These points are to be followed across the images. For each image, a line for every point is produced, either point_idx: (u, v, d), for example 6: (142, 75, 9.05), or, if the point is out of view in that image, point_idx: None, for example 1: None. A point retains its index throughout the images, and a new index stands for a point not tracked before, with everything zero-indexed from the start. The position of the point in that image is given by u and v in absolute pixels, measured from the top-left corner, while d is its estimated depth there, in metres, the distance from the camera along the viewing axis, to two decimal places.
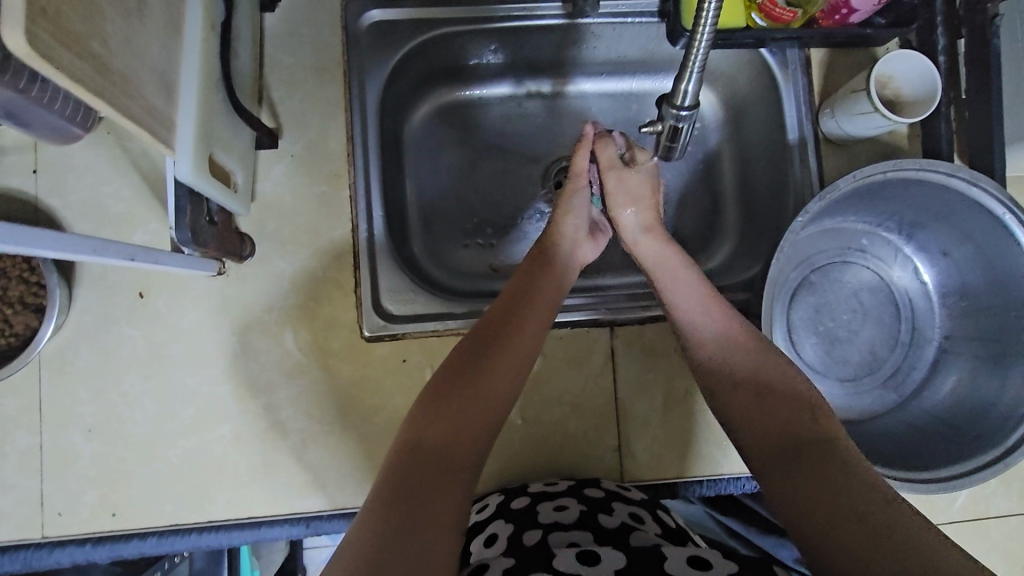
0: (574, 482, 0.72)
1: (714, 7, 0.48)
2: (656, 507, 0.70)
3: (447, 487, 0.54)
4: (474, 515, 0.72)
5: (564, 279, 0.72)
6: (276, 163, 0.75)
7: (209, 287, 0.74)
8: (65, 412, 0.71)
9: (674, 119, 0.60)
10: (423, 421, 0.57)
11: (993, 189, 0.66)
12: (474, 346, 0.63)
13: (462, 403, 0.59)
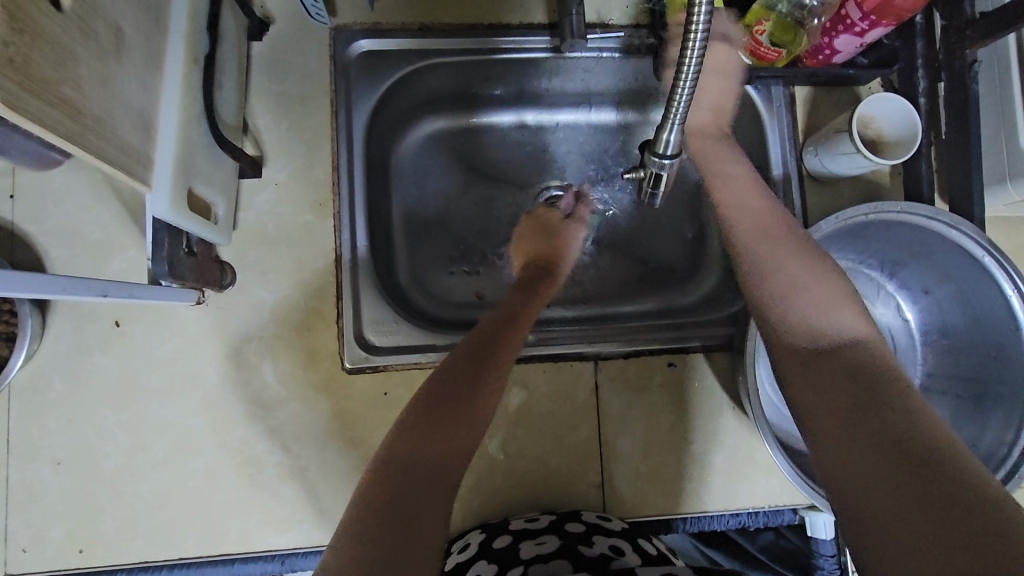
0: (555, 517, 0.71)
1: (698, 49, 0.51)
2: (636, 536, 0.69)
3: (429, 505, 0.52)
4: (455, 555, 0.69)
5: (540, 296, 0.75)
6: (260, 191, 0.75)
7: (187, 317, 0.72)
8: (34, 444, 0.69)
9: (658, 167, 0.64)
10: (419, 423, 0.58)
11: (973, 232, 0.67)
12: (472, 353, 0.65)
13: (459, 408, 0.60)
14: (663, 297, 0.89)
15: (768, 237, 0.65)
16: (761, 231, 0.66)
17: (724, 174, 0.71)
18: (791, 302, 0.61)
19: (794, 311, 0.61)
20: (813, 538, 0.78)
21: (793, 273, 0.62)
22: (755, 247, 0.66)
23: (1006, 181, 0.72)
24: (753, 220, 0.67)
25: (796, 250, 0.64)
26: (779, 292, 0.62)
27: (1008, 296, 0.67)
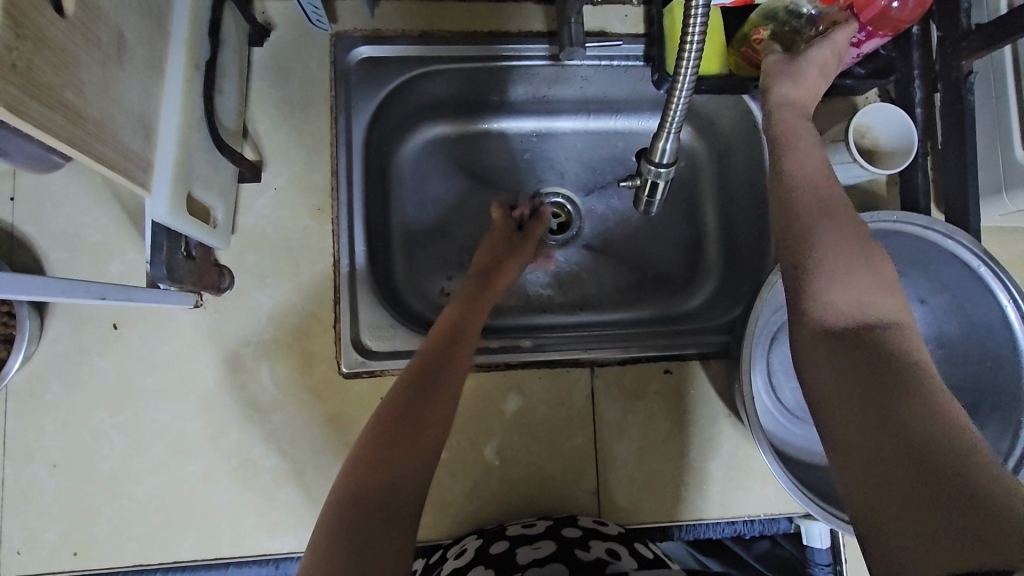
0: (552, 522, 0.71)
1: (697, 44, 0.52)
2: (633, 540, 0.69)
3: (392, 525, 0.53)
4: (450, 560, 0.68)
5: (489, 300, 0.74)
6: (259, 196, 0.75)
7: (185, 320, 0.73)
8: (30, 445, 0.69)
9: (654, 175, 0.65)
10: (367, 458, 0.55)
11: (968, 242, 0.67)
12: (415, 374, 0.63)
13: (407, 437, 0.58)
14: (661, 304, 0.90)
15: (823, 206, 0.58)
16: (821, 201, 0.58)
17: (800, 141, 0.63)
18: (842, 283, 0.54)
19: (842, 296, 0.54)
20: (807, 547, 0.79)
21: (842, 250, 0.55)
22: (804, 217, 0.58)
23: (1002, 192, 0.72)
24: (813, 189, 0.59)
25: (851, 227, 0.57)
26: (829, 270, 0.55)
27: (1003, 307, 0.68)
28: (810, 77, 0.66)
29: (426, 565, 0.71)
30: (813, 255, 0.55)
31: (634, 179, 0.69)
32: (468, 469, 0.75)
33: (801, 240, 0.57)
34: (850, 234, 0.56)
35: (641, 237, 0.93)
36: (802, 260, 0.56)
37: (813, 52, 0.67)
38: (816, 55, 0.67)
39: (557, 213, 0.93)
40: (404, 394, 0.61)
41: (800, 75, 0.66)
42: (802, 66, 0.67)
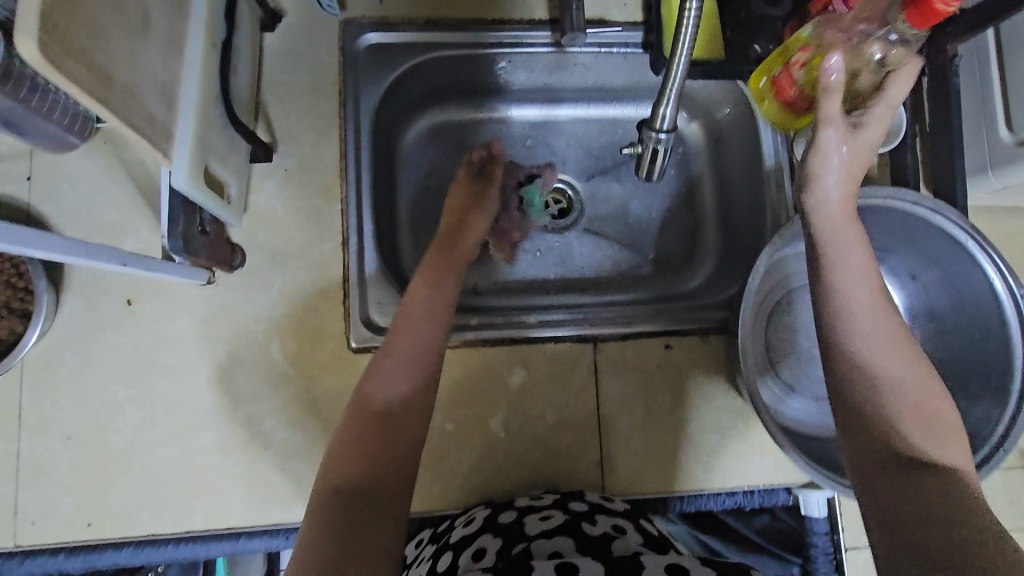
0: (558, 497, 0.73)
1: (694, 14, 0.57)
2: (638, 517, 0.71)
3: (382, 515, 0.55)
4: (459, 528, 0.70)
5: (456, 273, 0.76)
6: (269, 176, 0.77)
7: (197, 296, 0.74)
8: (45, 418, 0.71)
9: (655, 141, 0.71)
10: (355, 446, 0.58)
11: (955, 217, 0.69)
12: (396, 358, 0.65)
13: (396, 429, 0.61)
14: (660, 286, 0.92)
15: (876, 308, 0.60)
16: (876, 304, 0.60)
17: (852, 249, 0.63)
18: (898, 398, 0.55)
19: (908, 411, 0.55)
20: (806, 517, 0.80)
21: (897, 363, 0.58)
22: (861, 320, 0.60)
23: (988, 170, 0.75)
24: (872, 302, 0.60)
25: (896, 334, 0.60)
26: (884, 384, 0.56)
27: (990, 278, 0.70)
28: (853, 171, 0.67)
29: (435, 533, 0.73)
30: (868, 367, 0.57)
31: (635, 147, 0.75)
32: (474, 442, 0.77)
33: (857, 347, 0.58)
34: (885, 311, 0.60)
35: (641, 222, 0.96)
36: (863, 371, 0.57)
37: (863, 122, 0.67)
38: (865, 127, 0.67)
39: (558, 199, 0.96)
40: (387, 377, 0.64)
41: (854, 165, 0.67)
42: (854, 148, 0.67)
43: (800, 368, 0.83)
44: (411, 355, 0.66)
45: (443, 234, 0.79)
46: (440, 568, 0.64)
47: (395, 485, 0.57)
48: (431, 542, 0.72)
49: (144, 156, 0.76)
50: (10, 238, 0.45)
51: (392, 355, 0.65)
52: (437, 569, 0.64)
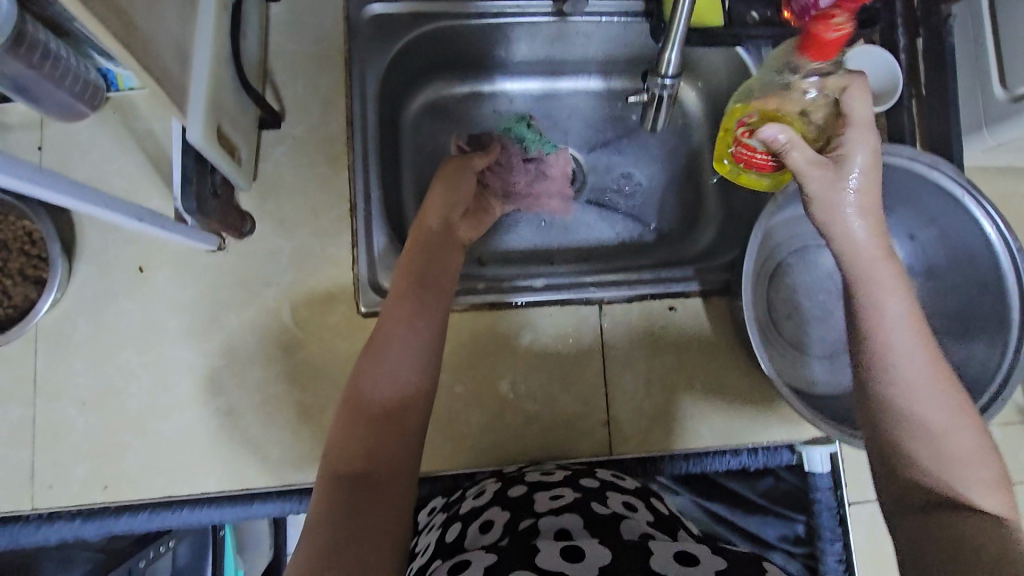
0: (569, 473, 0.73)
1: None
2: (649, 496, 0.71)
3: (382, 511, 0.56)
4: (470, 499, 0.71)
5: (448, 264, 0.75)
6: (278, 145, 0.78)
7: (208, 263, 0.75)
8: (60, 383, 0.71)
9: (660, 87, 0.70)
10: (355, 429, 0.60)
11: (952, 172, 0.71)
12: (391, 343, 0.66)
13: (394, 416, 0.62)
14: (663, 254, 0.94)
15: (913, 341, 0.55)
16: (910, 334, 0.55)
17: (883, 279, 0.58)
18: (930, 436, 0.52)
19: (943, 453, 0.51)
20: (809, 472, 0.82)
21: (937, 396, 0.53)
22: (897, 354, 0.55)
23: (983, 128, 0.77)
24: (907, 334, 0.55)
25: (935, 363, 0.55)
26: (917, 421, 0.52)
27: (987, 233, 0.72)
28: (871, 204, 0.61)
29: (446, 502, 0.73)
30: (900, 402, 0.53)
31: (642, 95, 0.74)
32: (484, 405, 0.78)
33: (891, 390, 0.54)
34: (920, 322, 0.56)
35: (643, 192, 0.97)
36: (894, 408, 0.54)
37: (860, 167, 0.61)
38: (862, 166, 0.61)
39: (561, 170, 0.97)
40: (382, 361, 0.64)
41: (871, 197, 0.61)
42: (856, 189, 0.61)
43: (801, 328, 0.84)
44: (404, 356, 0.66)
45: (428, 217, 0.78)
46: (449, 537, 0.65)
47: (396, 473, 0.59)
48: (442, 510, 0.72)
49: (153, 126, 0.77)
50: (30, 177, 0.46)
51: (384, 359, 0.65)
52: (447, 537, 0.65)
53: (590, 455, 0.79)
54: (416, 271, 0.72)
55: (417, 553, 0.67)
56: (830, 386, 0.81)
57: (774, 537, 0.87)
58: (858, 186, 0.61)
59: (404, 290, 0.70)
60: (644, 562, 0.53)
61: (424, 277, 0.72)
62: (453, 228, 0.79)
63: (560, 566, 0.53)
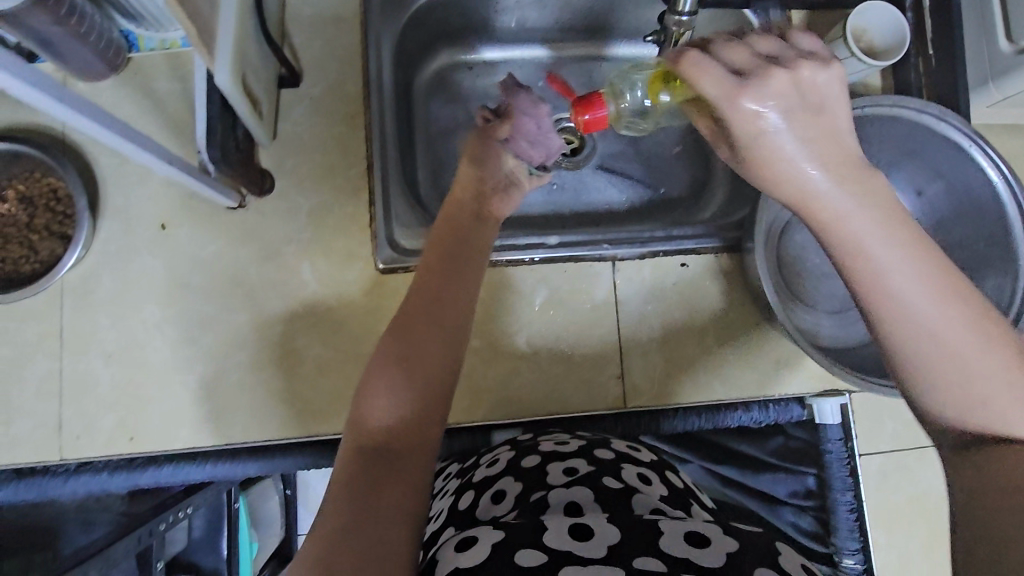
0: (584, 443, 0.71)
1: None
2: (664, 469, 0.70)
3: (401, 482, 0.53)
4: (483, 469, 0.71)
5: (481, 237, 0.73)
6: (296, 105, 0.80)
7: (228, 220, 0.77)
8: (85, 337, 0.73)
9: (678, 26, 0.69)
10: (380, 405, 0.56)
11: (958, 122, 0.73)
12: (422, 318, 0.62)
13: (422, 392, 0.58)
14: (673, 217, 0.95)
15: (917, 274, 0.41)
16: (914, 266, 0.41)
17: (862, 222, 0.42)
18: (964, 386, 0.41)
19: (981, 404, 0.41)
20: (821, 424, 0.83)
21: (961, 328, 0.41)
22: (904, 305, 0.42)
23: (989, 82, 0.78)
24: (888, 246, 0.42)
25: (948, 281, 0.42)
26: (943, 374, 0.41)
27: (994, 183, 0.73)
28: (836, 133, 0.43)
29: (462, 469, 0.75)
30: (917, 362, 0.42)
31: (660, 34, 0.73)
32: (503, 359, 0.80)
33: (907, 350, 0.42)
34: (899, 220, 0.42)
35: (652, 157, 0.98)
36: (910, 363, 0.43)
37: (790, 125, 0.42)
38: (793, 127, 0.42)
39: (571, 138, 0.97)
40: (413, 338, 0.60)
41: (829, 137, 0.43)
42: (786, 161, 0.43)
43: (809, 284, 0.85)
44: (437, 329, 0.62)
45: (459, 191, 0.77)
46: (462, 505, 0.66)
47: (419, 451, 0.56)
48: (457, 476, 0.73)
49: (171, 86, 0.78)
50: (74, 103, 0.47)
51: (420, 331, 0.61)
52: (460, 506, 0.66)
53: (606, 407, 0.80)
54: (449, 249, 0.70)
55: (433, 517, 0.69)
56: (840, 339, 0.83)
57: (785, 493, 0.88)
58: (796, 149, 0.42)
59: (433, 268, 0.68)
60: (653, 542, 0.52)
61: (453, 254, 0.69)
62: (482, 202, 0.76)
63: (569, 545, 0.52)
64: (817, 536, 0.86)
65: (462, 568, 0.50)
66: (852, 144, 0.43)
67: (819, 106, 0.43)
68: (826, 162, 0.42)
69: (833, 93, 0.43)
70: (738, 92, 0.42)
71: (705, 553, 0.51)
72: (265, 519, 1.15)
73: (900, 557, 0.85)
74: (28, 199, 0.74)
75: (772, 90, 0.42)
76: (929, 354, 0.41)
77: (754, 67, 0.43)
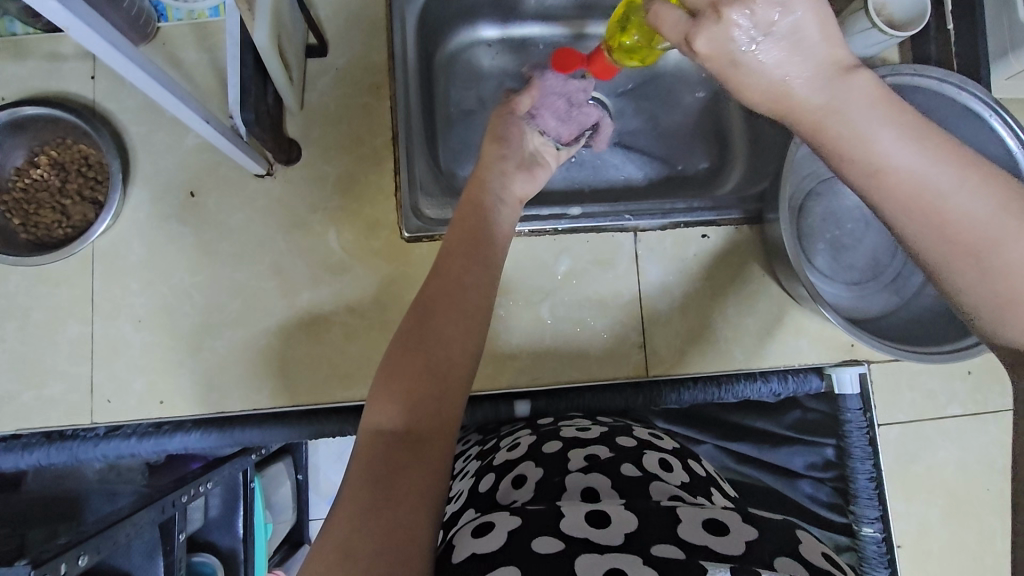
0: (606, 432, 0.72)
1: None
2: (686, 457, 0.70)
3: (416, 466, 0.51)
4: (505, 453, 0.72)
5: (494, 213, 0.72)
6: (322, 76, 0.81)
7: (256, 188, 0.77)
8: (117, 302, 0.74)
9: None
10: (392, 396, 0.55)
11: (979, 92, 0.73)
12: (441, 299, 0.62)
13: (440, 374, 0.57)
14: (691, 194, 0.96)
15: (930, 162, 0.43)
16: (924, 153, 0.43)
17: (879, 137, 0.43)
18: (984, 266, 0.43)
19: (1001, 284, 0.43)
20: (840, 395, 0.84)
21: (978, 206, 0.43)
22: (919, 194, 0.43)
23: (1009, 53, 0.81)
24: (910, 151, 0.43)
25: (960, 161, 0.43)
26: (963, 259, 0.44)
27: (1013, 153, 0.74)
28: (817, 46, 0.42)
29: (482, 450, 0.77)
30: (948, 255, 0.44)
31: None
32: (526, 328, 0.81)
33: (925, 240, 0.44)
34: (909, 118, 0.43)
35: (670, 133, 0.99)
36: (947, 258, 0.44)
37: (763, 51, 0.41)
38: (764, 57, 0.42)
39: None
40: (432, 317, 0.60)
41: (808, 55, 0.42)
42: (766, 89, 0.43)
43: (828, 258, 0.86)
44: (459, 314, 0.61)
45: (482, 164, 0.77)
46: (482, 488, 0.67)
47: (440, 432, 0.54)
48: (477, 458, 0.76)
49: (198, 55, 0.78)
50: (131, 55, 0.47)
51: (435, 315, 0.60)
52: (481, 488, 0.67)
53: (627, 375, 0.81)
54: (475, 233, 0.69)
55: (452, 498, 0.71)
56: (856, 310, 0.84)
57: (802, 466, 0.92)
58: (778, 76, 0.42)
59: (453, 251, 0.67)
60: (671, 530, 0.51)
61: (478, 234, 0.69)
62: (504, 177, 0.76)
63: (586, 532, 0.52)
64: (835, 505, 0.90)
65: (479, 553, 0.51)
66: (833, 50, 0.43)
67: (788, 30, 0.41)
68: (811, 79, 0.42)
69: (801, 14, 0.41)
70: (689, 39, 0.43)
71: (724, 542, 0.50)
72: (279, 504, 1.15)
73: (919, 527, 0.85)
74: (61, 166, 0.76)
75: (724, 30, 0.41)
76: (947, 241, 0.44)
77: (708, 6, 0.42)
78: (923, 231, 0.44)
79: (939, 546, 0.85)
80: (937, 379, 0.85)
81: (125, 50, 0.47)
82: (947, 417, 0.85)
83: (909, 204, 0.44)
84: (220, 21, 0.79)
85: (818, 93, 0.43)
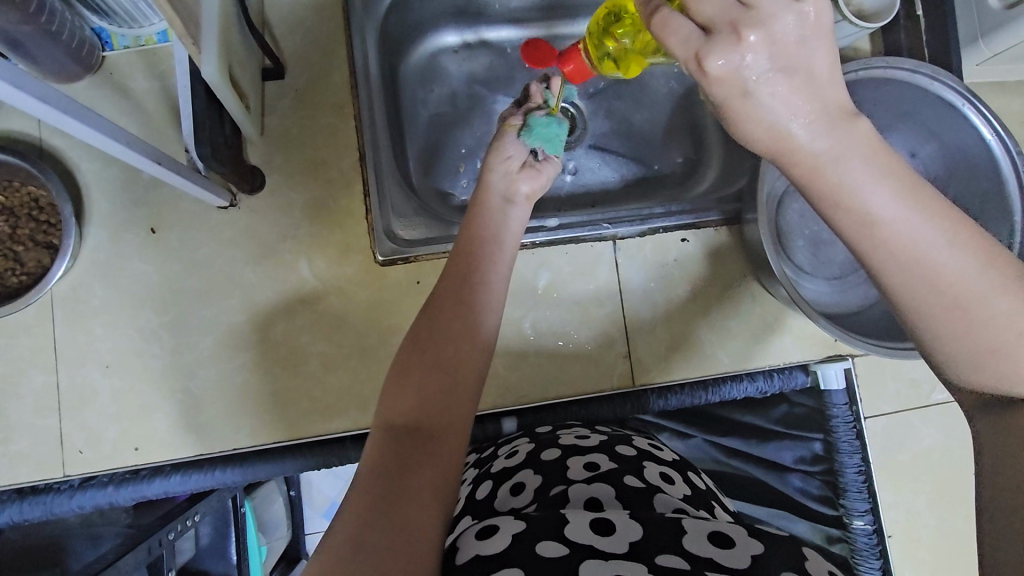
0: (605, 439, 0.71)
1: None
2: (687, 469, 0.69)
3: (426, 464, 0.49)
4: (504, 460, 0.70)
5: (500, 219, 0.69)
6: (282, 98, 0.78)
7: (220, 220, 0.75)
8: (81, 349, 0.71)
9: None
10: (405, 390, 0.53)
11: (952, 82, 0.72)
12: (450, 299, 0.60)
13: (451, 370, 0.55)
14: (668, 194, 0.95)
15: (917, 217, 0.42)
16: (915, 208, 0.42)
17: (869, 193, 0.42)
18: (969, 319, 0.43)
19: (986, 337, 0.44)
20: (825, 390, 0.85)
21: (967, 264, 0.43)
22: (912, 249, 0.43)
23: (979, 39, 0.81)
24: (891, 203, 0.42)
25: (951, 221, 0.43)
26: (948, 310, 0.44)
27: (988, 141, 0.73)
28: (826, 85, 0.41)
29: (480, 458, 0.75)
30: (927, 307, 0.44)
31: None
32: (509, 345, 0.80)
33: (914, 293, 0.44)
34: (902, 172, 0.43)
35: (645, 133, 0.98)
36: (932, 309, 0.44)
37: (774, 84, 0.40)
38: (772, 92, 0.40)
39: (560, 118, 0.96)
40: (443, 316, 0.58)
41: (814, 90, 0.41)
42: (767, 126, 0.41)
43: (808, 254, 0.86)
44: (466, 310, 0.59)
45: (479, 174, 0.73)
46: (480, 495, 0.65)
47: (452, 428, 0.52)
48: (473, 466, 0.74)
49: (148, 84, 0.75)
50: (71, 109, 0.45)
51: (442, 313, 0.58)
52: (478, 495, 0.66)
53: (614, 387, 0.80)
54: (478, 236, 0.66)
55: None
56: (837, 305, 0.84)
57: (791, 461, 0.89)
58: (781, 117, 0.41)
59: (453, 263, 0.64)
60: (675, 540, 0.51)
61: (475, 242, 0.65)
62: (498, 180, 0.71)
63: (590, 539, 0.51)
64: (825, 498, 0.88)
65: (484, 555, 0.50)
66: (840, 92, 0.42)
67: (796, 70, 0.40)
68: (813, 119, 0.41)
69: (815, 48, 0.40)
70: (702, 57, 0.39)
71: (730, 555, 0.49)
72: (272, 523, 1.13)
73: (908, 513, 0.87)
74: (10, 210, 0.72)
75: (740, 53, 0.39)
76: (938, 294, 0.43)
77: (726, 23, 0.39)
78: (908, 281, 0.43)
79: (929, 530, 0.87)
80: (920, 368, 0.85)
81: (65, 106, 0.44)
82: (930, 406, 0.86)
83: (901, 258, 0.43)
84: (169, 46, 0.75)
85: (821, 138, 0.41)
